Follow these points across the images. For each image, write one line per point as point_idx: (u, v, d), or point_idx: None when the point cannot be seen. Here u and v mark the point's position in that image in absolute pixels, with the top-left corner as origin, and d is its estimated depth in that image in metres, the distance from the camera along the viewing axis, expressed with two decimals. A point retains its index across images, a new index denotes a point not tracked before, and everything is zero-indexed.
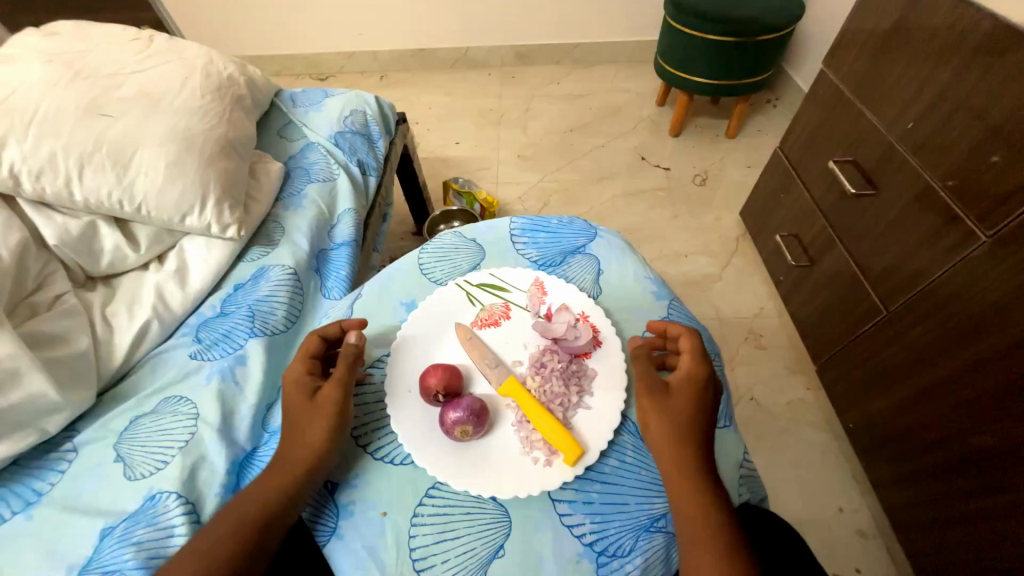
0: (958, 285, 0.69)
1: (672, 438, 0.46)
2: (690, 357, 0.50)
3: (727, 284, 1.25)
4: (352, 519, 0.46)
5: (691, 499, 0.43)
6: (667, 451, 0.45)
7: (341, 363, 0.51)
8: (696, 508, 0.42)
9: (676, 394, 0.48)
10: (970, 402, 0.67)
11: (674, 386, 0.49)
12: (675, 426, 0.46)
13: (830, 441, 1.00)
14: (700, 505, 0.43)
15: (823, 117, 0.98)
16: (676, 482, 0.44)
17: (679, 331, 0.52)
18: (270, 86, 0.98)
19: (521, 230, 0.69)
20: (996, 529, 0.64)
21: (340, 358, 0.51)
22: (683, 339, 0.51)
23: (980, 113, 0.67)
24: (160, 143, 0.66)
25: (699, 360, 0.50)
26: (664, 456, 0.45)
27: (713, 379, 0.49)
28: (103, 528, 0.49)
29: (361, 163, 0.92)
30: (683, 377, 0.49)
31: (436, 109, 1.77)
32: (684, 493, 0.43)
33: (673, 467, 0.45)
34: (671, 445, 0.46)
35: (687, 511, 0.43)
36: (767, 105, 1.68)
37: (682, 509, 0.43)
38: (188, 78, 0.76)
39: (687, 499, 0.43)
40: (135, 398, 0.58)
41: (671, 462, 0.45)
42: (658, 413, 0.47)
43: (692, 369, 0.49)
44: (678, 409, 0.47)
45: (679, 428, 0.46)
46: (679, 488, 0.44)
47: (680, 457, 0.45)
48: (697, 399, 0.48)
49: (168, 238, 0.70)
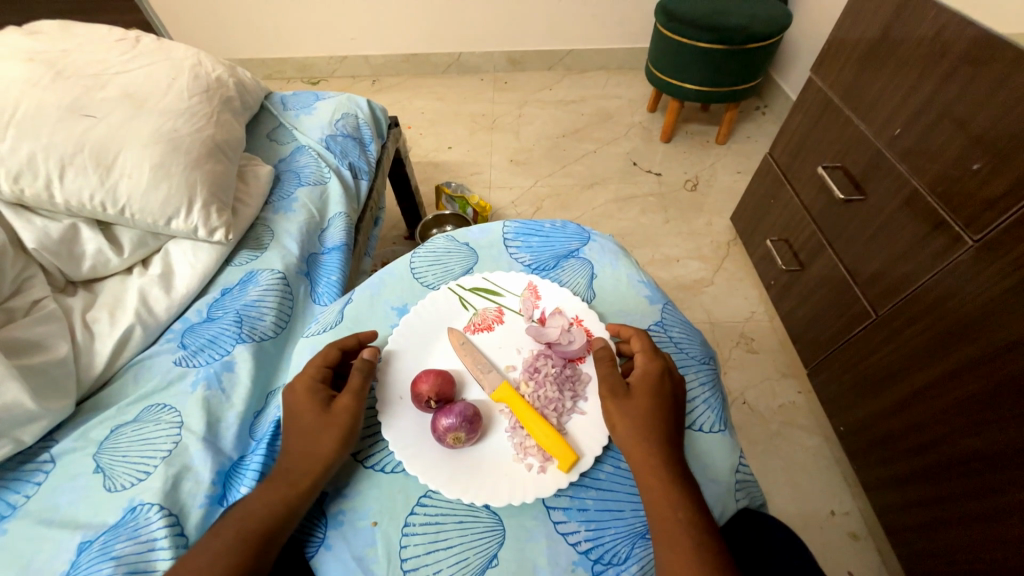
0: (946, 289, 0.70)
1: (644, 439, 0.45)
2: (642, 355, 0.50)
3: (719, 288, 1.25)
4: (341, 529, 0.44)
5: (665, 500, 0.42)
6: (641, 453, 0.45)
7: (356, 376, 0.50)
8: (672, 510, 0.42)
9: (638, 395, 0.48)
10: (960, 404, 0.67)
11: (633, 385, 0.48)
12: (644, 427, 0.46)
13: (821, 443, 1.00)
14: (672, 505, 0.42)
15: (812, 124, 0.99)
16: (651, 483, 0.44)
17: (629, 334, 0.53)
18: (260, 88, 0.97)
19: (514, 233, 0.68)
20: (986, 531, 0.64)
21: (355, 369, 0.50)
22: (637, 340, 0.52)
23: (965, 119, 0.68)
24: (145, 144, 0.65)
25: (654, 357, 0.50)
26: (637, 458, 0.45)
27: (671, 376, 0.49)
28: (81, 542, 0.47)
29: (352, 167, 0.92)
30: (643, 376, 0.49)
31: (429, 114, 1.77)
32: (657, 495, 0.43)
33: (651, 469, 0.44)
34: (645, 447, 0.45)
35: (661, 513, 0.42)
36: (755, 112, 1.70)
37: (656, 510, 0.42)
38: (175, 79, 0.75)
39: (662, 501, 0.42)
40: (117, 407, 0.57)
41: (645, 463, 0.44)
42: (623, 416, 0.47)
43: (646, 365, 0.49)
44: (645, 411, 0.47)
45: (648, 429, 0.46)
46: (653, 488, 0.43)
47: (653, 459, 0.45)
48: (658, 398, 0.48)
49: (153, 242, 0.68)
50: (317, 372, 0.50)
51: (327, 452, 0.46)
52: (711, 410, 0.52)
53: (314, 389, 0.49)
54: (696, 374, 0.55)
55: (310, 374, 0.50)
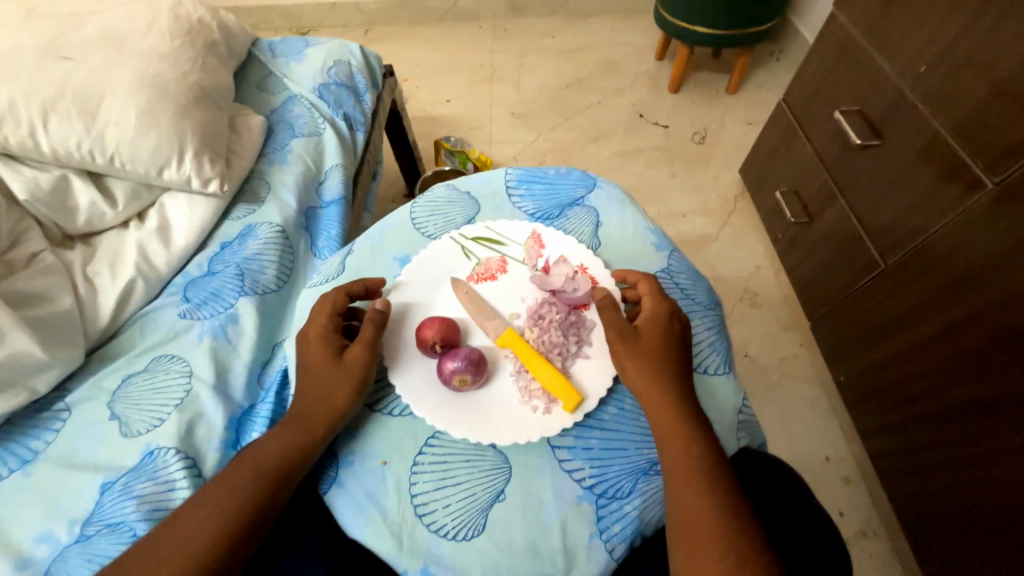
0: (959, 238, 0.68)
1: (655, 380, 0.46)
2: (651, 297, 0.50)
3: (724, 243, 1.23)
4: (352, 468, 0.46)
5: (680, 437, 0.43)
6: (653, 394, 0.45)
7: (368, 327, 0.49)
8: (684, 447, 0.43)
9: (646, 336, 0.48)
10: (963, 351, 0.67)
11: (641, 327, 0.48)
12: (654, 368, 0.46)
13: (819, 394, 1.02)
14: (686, 442, 0.43)
15: (831, 66, 0.93)
16: (663, 420, 0.44)
17: (637, 279, 0.53)
18: (246, 33, 0.92)
19: (517, 181, 0.66)
20: (976, 473, 0.66)
21: (367, 320, 0.50)
22: (646, 284, 0.52)
23: (999, 51, 0.64)
24: (129, 90, 0.62)
25: (662, 300, 0.50)
26: (649, 399, 0.45)
27: (679, 317, 0.49)
28: (104, 483, 0.49)
29: (348, 117, 0.88)
30: (650, 318, 0.49)
31: (425, 65, 1.69)
32: (670, 433, 0.43)
33: (663, 409, 0.45)
34: (659, 388, 0.45)
35: (675, 448, 0.43)
36: (769, 58, 1.61)
37: (669, 447, 0.43)
38: (154, 21, 0.71)
39: (676, 438, 0.43)
40: (126, 358, 0.57)
41: (658, 403, 0.45)
42: (633, 356, 0.47)
43: (655, 307, 0.49)
44: (654, 351, 0.47)
45: (658, 370, 0.46)
46: (665, 426, 0.44)
47: (666, 399, 0.45)
48: (666, 339, 0.48)
49: (147, 195, 0.66)
50: (330, 321, 0.50)
51: (335, 397, 0.46)
52: (716, 354, 0.52)
53: (320, 337, 0.49)
54: (702, 319, 0.54)
55: (323, 323, 0.50)
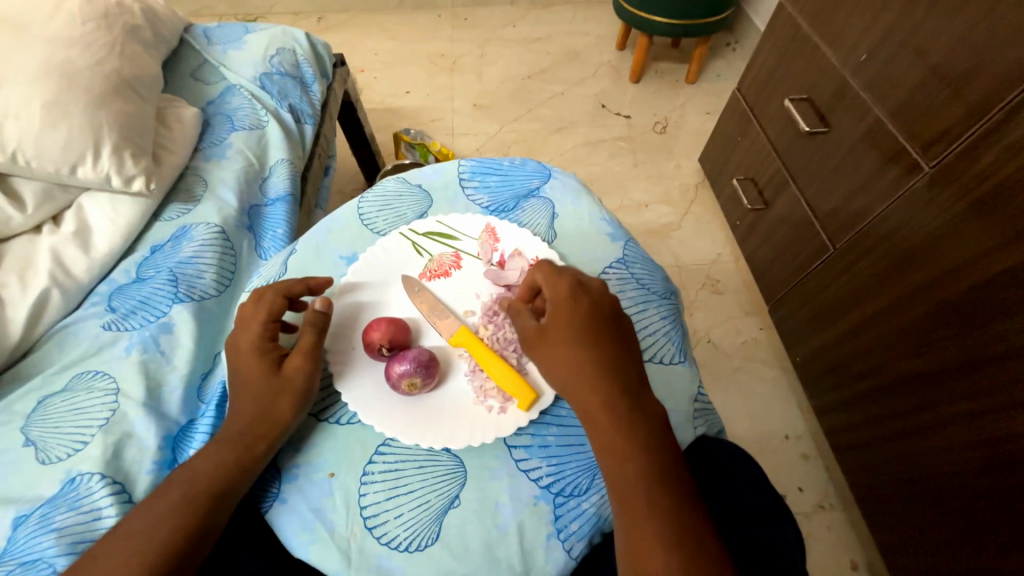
0: (899, 220, 0.71)
1: (581, 367, 0.43)
2: (546, 283, 0.47)
3: (687, 232, 1.25)
4: (297, 483, 0.43)
5: (624, 449, 0.40)
6: (595, 403, 0.42)
7: (308, 333, 0.46)
8: (617, 433, 0.41)
9: (558, 325, 0.45)
10: (905, 328, 0.70)
11: (547, 327, 0.46)
12: (577, 355, 0.44)
13: (779, 375, 1.05)
14: (621, 428, 0.41)
15: (780, 54, 0.95)
16: (593, 404, 0.42)
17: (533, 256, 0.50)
18: (176, 18, 0.85)
19: (470, 173, 0.64)
20: (919, 443, 0.70)
21: (307, 325, 0.46)
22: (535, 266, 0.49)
23: (930, 38, 0.66)
24: (32, 79, 0.56)
25: (556, 279, 0.47)
26: (590, 408, 0.42)
27: (582, 291, 0.46)
28: (17, 517, 0.44)
29: (294, 109, 0.82)
30: (554, 311, 0.46)
31: (383, 55, 1.63)
32: (603, 419, 0.42)
33: (607, 419, 0.41)
34: (601, 395, 0.42)
35: (617, 462, 0.40)
36: (727, 48, 1.64)
37: (601, 433, 0.41)
38: (61, 3, 0.64)
39: (619, 451, 0.40)
40: (42, 377, 0.52)
41: (602, 413, 0.42)
42: (554, 352, 0.44)
43: (555, 293, 0.46)
44: (571, 338, 0.44)
45: (587, 373, 0.43)
46: (596, 413, 0.42)
47: (609, 407, 0.42)
48: (578, 318, 0.45)
49: (62, 196, 0.60)
50: (266, 329, 0.46)
51: (274, 409, 0.43)
52: (672, 343, 0.52)
53: (257, 345, 0.45)
54: (657, 309, 0.54)
55: (257, 331, 0.46)
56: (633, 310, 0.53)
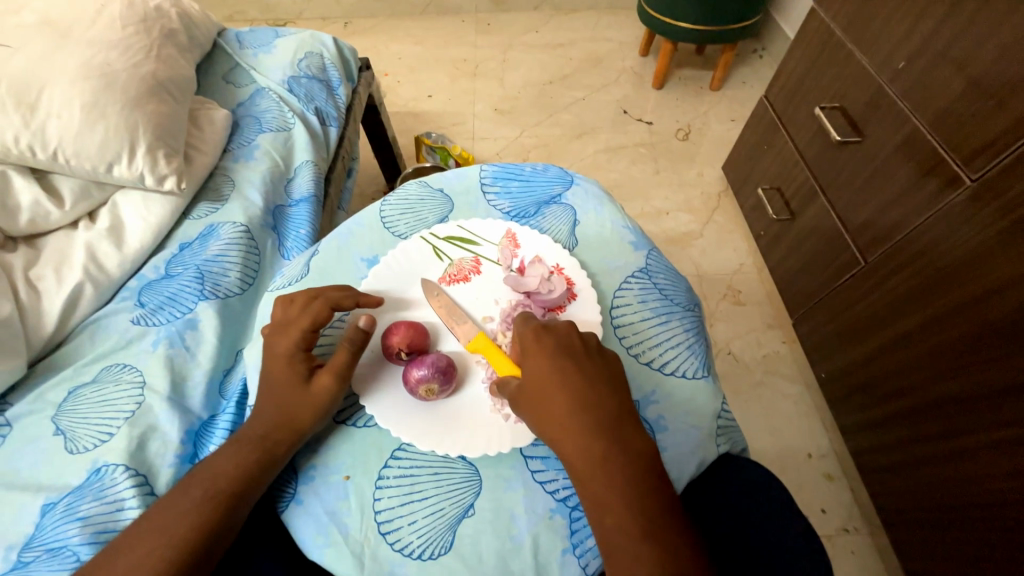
0: (936, 234, 0.68)
1: (552, 415, 0.40)
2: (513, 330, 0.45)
3: (708, 241, 1.23)
4: (313, 484, 0.43)
5: (608, 500, 0.37)
6: (569, 447, 0.39)
7: (346, 348, 0.46)
8: (598, 483, 0.38)
9: (525, 373, 0.43)
10: (941, 348, 0.67)
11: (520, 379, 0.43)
12: (547, 403, 0.41)
13: (802, 391, 1.02)
14: (602, 476, 0.38)
15: (811, 62, 0.93)
16: (572, 453, 0.39)
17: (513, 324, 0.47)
18: (211, 22, 0.87)
19: (492, 178, 0.64)
20: (954, 470, 0.66)
21: (346, 341, 0.46)
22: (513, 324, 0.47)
23: (973, 48, 0.64)
24: (73, 81, 0.59)
25: (523, 326, 0.45)
26: (570, 454, 0.39)
27: (549, 332, 0.44)
28: (45, 504, 0.46)
29: (320, 112, 0.84)
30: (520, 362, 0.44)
31: (407, 59, 1.65)
32: (584, 468, 0.39)
33: (586, 465, 0.38)
34: (577, 440, 0.39)
35: (600, 513, 0.37)
36: (753, 54, 1.62)
37: (584, 484, 0.38)
38: (103, 9, 0.67)
39: (600, 501, 0.37)
40: (73, 368, 0.54)
41: (578, 459, 0.39)
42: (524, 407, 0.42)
43: (522, 340, 0.44)
44: (538, 385, 0.42)
45: (559, 418, 0.40)
46: (574, 460, 0.39)
47: (590, 455, 0.39)
48: (544, 363, 0.42)
49: (98, 193, 0.62)
50: (295, 327, 0.46)
51: (297, 410, 0.43)
52: (694, 356, 0.51)
53: (283, 345, 0.46)
54: (680, 321, 0.53)
55: (286, 330, 0.46)
56: (653, 321, 0.52)
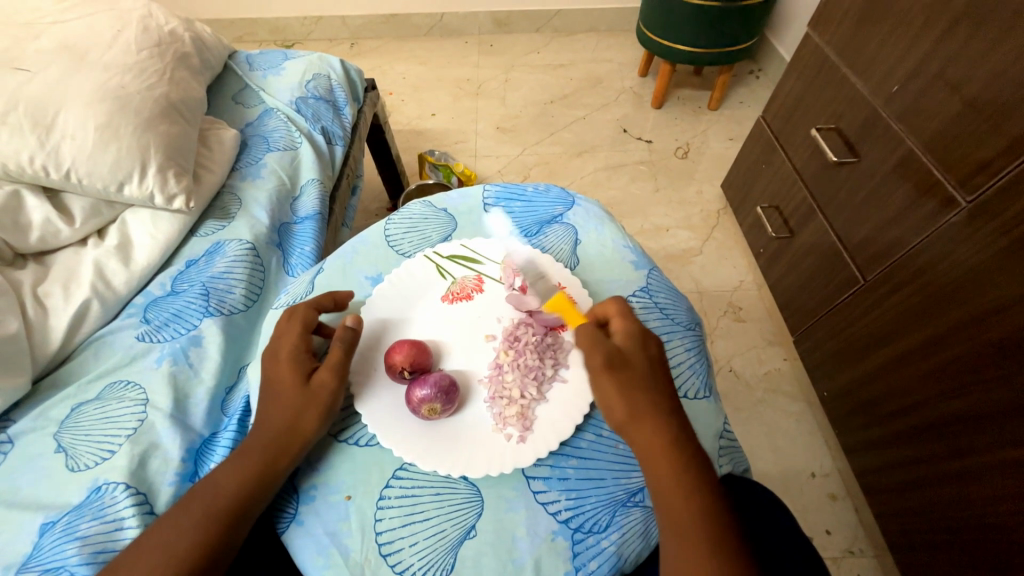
0: (934, 254, 0.69)
1: (634, 405, 0.43)
2: (620, 320, 0.48)
3: (708, 257, 1.24)
4: (313, 504, 0.43)
5: (676, 489, 0.39)
6: (648, 440, 0.41)
7: (338, 347, 0.47)
8: (670, 471, 0.40)
9: (629, 363, 0.45)
10: (944, 366, 0.67)
11: (625, 351, 0.45)
12: (632, 393, 0.43)
13: (804, 409, 1.01)
14: (673, 464, 0.40)
15: (806, 85, 0.95)
16: (643, 440, 0.42)
17: (612, 311, 0.49)
18: (222, 45, 0.90)
19: (495, 198, 0.65)
20: (960, 491, 0.65)
21: (336, 341, 0.47)
22: (611, 309, 0.49)
23: (965, 72, 0.65)
24: (87, 103, 0.60)
25: (630, 320, 0.48)
26: (643, 442, 0.42)
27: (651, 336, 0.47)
28: (44, 523, 0.45)
29: (326, 131, 0.85)
30: (626, 341, 0.46)
31: (411, 79, 1.69)
32: (654, 456, 0.41)
33: (663, 459, 0.41)
34: (654, 428, 0.42)
35: (668, 495, 0.39)
36: (749, 75, 1.65)
37: (653, 471, 0.41)
38: (120, 33, 0.69)
39: (672, 490, 0.39)
40: (76, 385, 0.54)
41: (657, 453, 0.41)
42: (618, 393, 0.43)
43: (628, 332, 0.47)
44: (636, 378, 0.44)
45: (640, 404, 0.43)
46: (648, 448, 0.41)
47: (662, 444, 0.41)
48: (645, 358, 0.45)
49: (107, 211, 0.64)
50: (301, 338, 0.47)
51: (300, 422, 0.44)
52: (696, 376, 0.51)
53: (287, 356, 0.46)
54: (682, 340, 0.53)
55: (291, 342, 0.47)
56: None
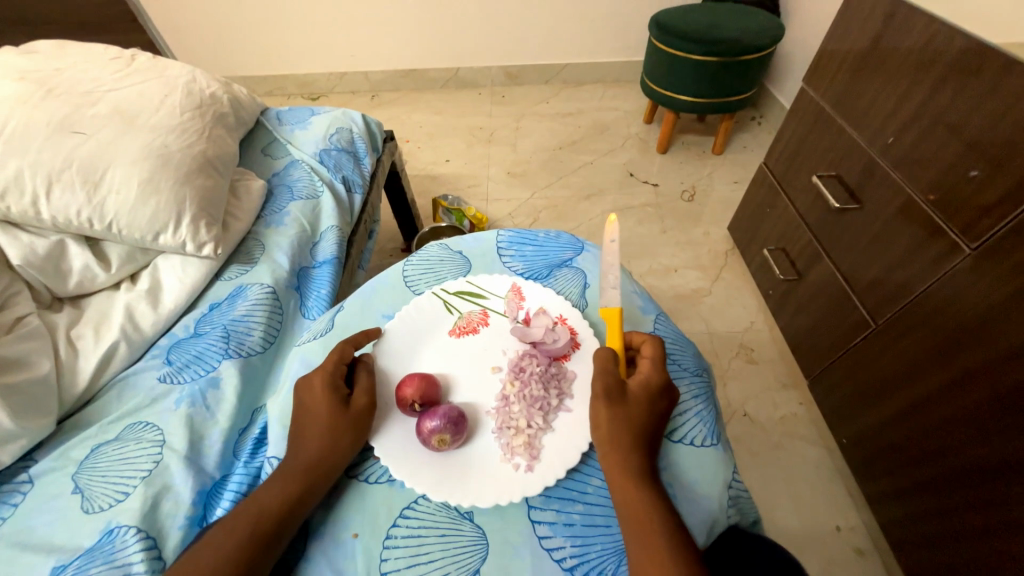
0: (944, 296, 0.69)
1: (607, 435, 0.44)
2: (649, 365, 0.48)
3: (717, 298, 1.24)
4: (320, 544, 0.43)
5: (644, 516, 0.40)
6: (616, 472, 0.43)
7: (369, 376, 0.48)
8: (637, 497, 0.41)
9: (632, 401, 0.46)
10: (964, 413, 0.65)
11: (630, 389, 0.46)
12: (614, 429, 0.44)
13: (824, 456, 0.98)
14: (639, 488, 0.42)
15: (805, 132, 0.99)
16: (611, 467, 0.43)
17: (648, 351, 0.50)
18: (256, 104, 0.98)
19: (508, 242, 0.68)
20: (995, 548, 0.61)
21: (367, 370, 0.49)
22: (648, 351, 0.50)
23: (959, 123, 0.67)
24: (133, 161, 0.66)
25: (659, 370, 0.48)
26: (609, 469, 0.43)
27: (669, 395, 0.48)
28: (55, 567, 0.46)
29: (346, 181, 0.91)
30: (641, 385, 0.47)
31: (427, 128, 1.79)
32: (620, 483, 0.42)
33: (633, 489, 0.42)
34: (617, 456, 0.43)
35: (642, 525, 0.40)
36: (751, 121, 1.71)
37: (622, 495, 0.42)
38: (167, 96, 0.77)
39: (640, 518, 0.40)
40: (98, 426, 0.56)
41: (631, 491, 0.42)
42: (606, 422, 0.45)
43: (648, 377, 0.47)
44: (631, 420, 0.45)
45: (613, 437, 0.44)
46: (620, 481, 0.42)
47: (626, 473, 0.43)
48: (644, 400, 0.46)
49: (141, 257, 0.68)
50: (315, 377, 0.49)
51: (322, 463, 0.44)
52: (703, 424, 0.50)
53: (310, 396, 0.47)
54: (689, 385, 0.54)
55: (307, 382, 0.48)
56: None
